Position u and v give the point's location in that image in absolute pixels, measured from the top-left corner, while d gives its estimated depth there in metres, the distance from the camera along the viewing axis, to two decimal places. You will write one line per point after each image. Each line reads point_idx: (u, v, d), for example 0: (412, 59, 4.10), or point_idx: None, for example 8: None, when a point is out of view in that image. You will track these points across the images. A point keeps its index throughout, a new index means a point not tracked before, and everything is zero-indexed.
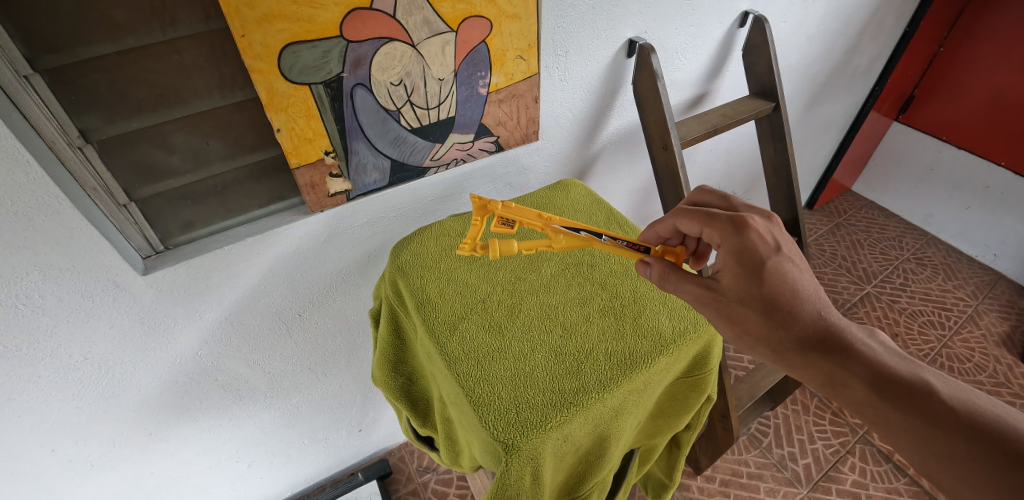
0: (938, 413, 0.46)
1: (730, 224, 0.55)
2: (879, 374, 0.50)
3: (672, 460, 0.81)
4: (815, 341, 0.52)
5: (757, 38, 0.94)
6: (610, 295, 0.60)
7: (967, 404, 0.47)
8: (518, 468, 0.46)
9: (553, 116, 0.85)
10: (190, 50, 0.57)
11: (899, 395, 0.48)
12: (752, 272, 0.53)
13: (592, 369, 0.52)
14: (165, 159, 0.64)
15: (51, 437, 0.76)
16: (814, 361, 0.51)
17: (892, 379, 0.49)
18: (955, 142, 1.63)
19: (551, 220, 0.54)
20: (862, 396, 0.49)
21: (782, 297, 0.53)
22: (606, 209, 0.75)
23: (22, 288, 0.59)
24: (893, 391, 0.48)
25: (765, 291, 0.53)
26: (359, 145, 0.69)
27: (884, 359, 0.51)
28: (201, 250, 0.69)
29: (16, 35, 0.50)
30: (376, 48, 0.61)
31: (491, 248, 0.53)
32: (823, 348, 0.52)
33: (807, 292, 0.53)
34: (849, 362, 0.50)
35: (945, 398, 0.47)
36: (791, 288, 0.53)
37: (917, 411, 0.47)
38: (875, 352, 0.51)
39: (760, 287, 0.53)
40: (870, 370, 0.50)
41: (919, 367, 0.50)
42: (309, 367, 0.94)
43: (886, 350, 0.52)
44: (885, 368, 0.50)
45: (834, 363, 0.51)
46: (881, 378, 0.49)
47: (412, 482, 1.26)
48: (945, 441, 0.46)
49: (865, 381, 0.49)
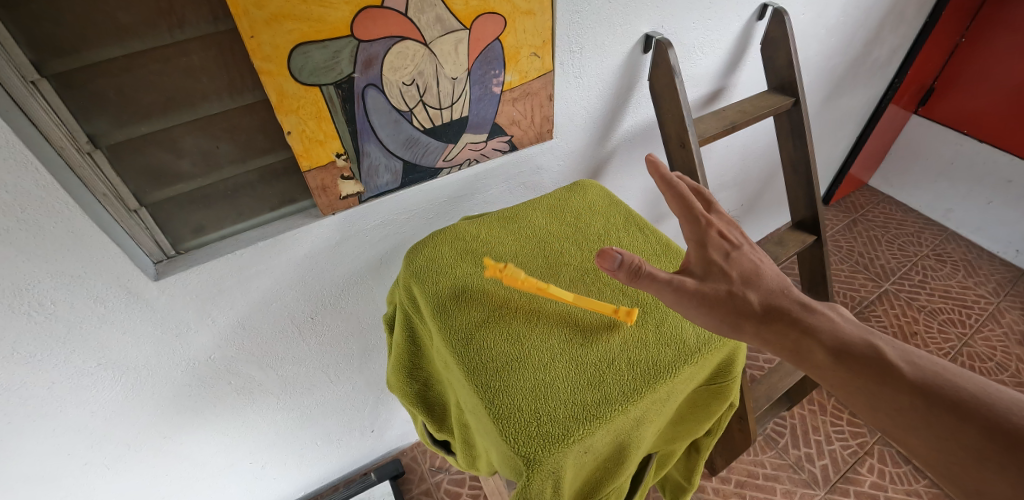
0: (890, 374, 0.48)
1: (699, 222, 0.57)
2: (838, 341, 0.51)
3: (691, 463, 0.80)
4: (779, 310, 0.53)
5: (776, 31, 0.91)
6: (632, 301, 0.57)
7: (913, 363, 0.48)
8: (540, 482, 0.45)
9: (567, 114, 0.83)
10: (199, 52, 0.56)
11: (858, 360, 0.49)
12: (725, 263, 0.55)
13: (614, 378, 0.50)
14: (175, 163, 0.63)
15: (67, 442, 0.76)
16: (781, 330, 0.52)
17: (850, 344, 0.50)
18: (976, 135, 1.60)
19: (547, 288, 0.54)
20: (821, 360, 0.51)
21: (747, 281, 0.54)
22: (626, 211, 0.69)
23: (34, 295, 0.58)
24: (850, 355, 0.50)
25: (733, 277, 0.54)
26: (371, 147, 0.68)
27: (842, 327, 0.52)
28: (213, 255, 0.68)
29: (22, 39, 0.49)
30: (387, 47, 0.60)
31: (501, 268, 0.54)
32: (787, 317, 0.52)
33: (768, 274, 0.56)
34: (810, 329, 0.51)
35: (894, 360, 0.48)
36: (756, 275, 0.55)
37: (870, 372, 0.48)
38: (832, 321, 0.52)
39: (729, 274, 0.55)
40: (830, 337, 0.51)
41: (873, 334, 0.51)
42: (322, 368, 0.94)
43: (844, 319, 0.53)
44: (844, 335, 0.51)
45: (798, 331, 0.52)
46: (840, 344, 0.50)
47: (425, 482, 1.25)
48: (890, 394, 0.47)
49: (826, 347, 0.50)
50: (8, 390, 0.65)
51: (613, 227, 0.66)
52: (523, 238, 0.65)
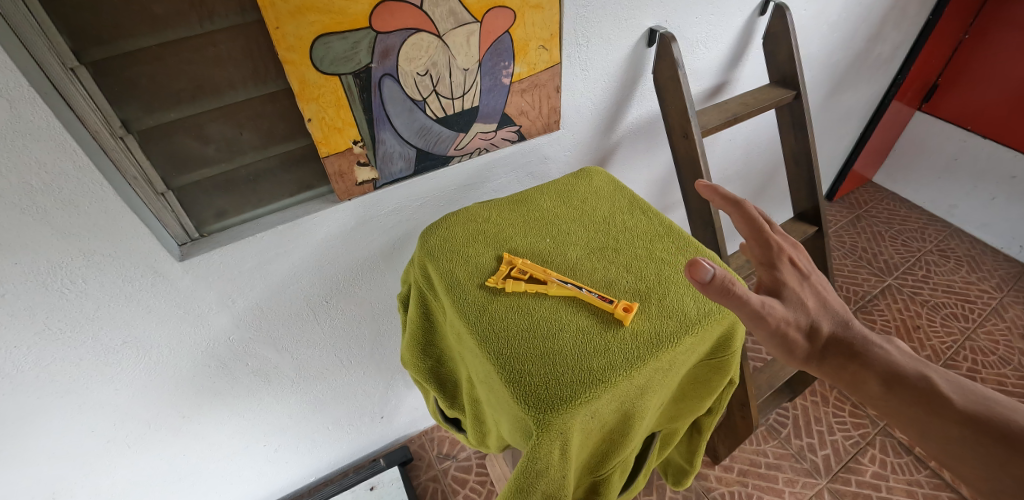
0: (940, 405, 0.51)
1: (771, 246, 0.57)
2: (892, 371, 0.54)
3: (693, 445, 0.82)
4: (839, 343, 0.55)
5: (778, 26, 0.93)
6: (635, 277, 0.60)
7: (963, 393, 0.52)
8: (549, 442, 0.48)
9: (574, 105, 0.85)
10: (226, 42, 0.60)
11: (911, 392, 0.52)
12: (798, 291, 0.56)
13: (618, 346, 0.52)
14: (201, 149, 0.66)
15: (92, 418, 0.79)
16: (839, 363, 0.55)
17: (904, 376, 0.53)
18: (980, 131, 1.61)
19: (551, 273, 0.58)
20: (875, 391, 0.54)
21: (816, 310, 0.56)
22: (630, 195, 0.71)
23: (67, 273, 0.62)
24: (903, 385, 0.53)
25: (807, 306, 0.56)
26: (386, 134, 0.71)
27: (896, 358, 0.55)
28: (234, 238, 0.71)
29: (64, 29, 0.52)
30: (403, 39, 0.63)
31: (517, 263, 0.59)
32: (846, 351, 0.55)
33: (834, 303, 0.58)
34: (867, 361, 0.54)
35: (946, 393, 0.52)
36: (825, 305, 0.57)
37: (922, 403, 0.52)
38: (888, 353, 0.55)
39: (802, 302, 0.56)
40: (884, 368, 0.54)
41: (927, 367, 0.54)
42: (335, 353, 0.97)
43: (898, 350, 0.56)
44: (898, 367, 0.54)
45: (855, 364, 0.54)
46: (893, 375, 0.53)
47: (432, 469, 1.28)
48: (939, 424, 0.51)
49: (880, 378, 0.53)
50: (40, 366, 0.68)
51: (618, 210, 0.69)
52: (532, 220, 0.67)
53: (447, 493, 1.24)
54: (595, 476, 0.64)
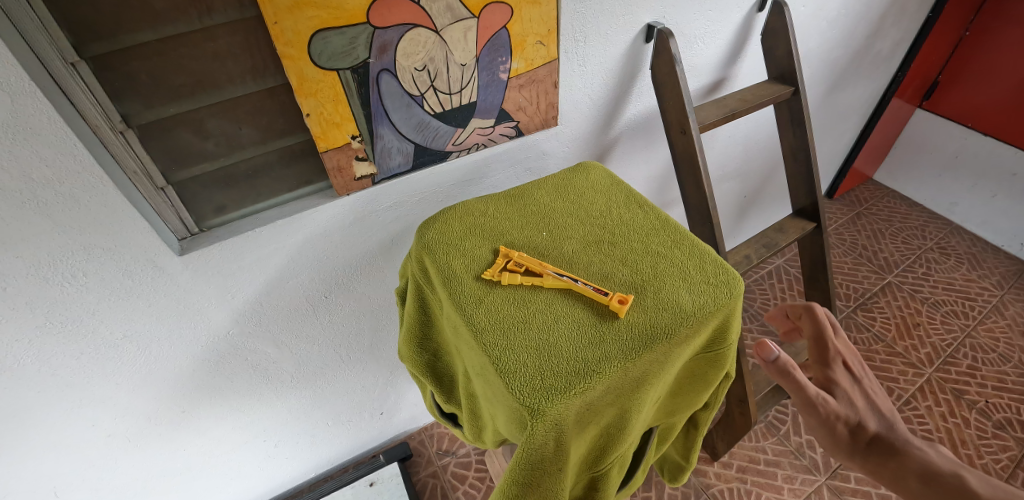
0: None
1: (831, 352, 0.68)
2: (929, 471, 0.57)
3: (690, 440, 0.83)
4: (877, 440, 0.61)
5: (776, 22, 0.93)
6: (631, 271, 0.60)
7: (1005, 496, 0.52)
8: (543, 433, 0.48)
9: (572, 101, 0.86)
10: (225, 37, 0.60)
11: (946, 489, 0.55)
12: (849, 391, 0.65)
13: (613, 338, 0.53)
14: (200, 144, 0.67)
15: (94, 412, 0.80)
16: (879, 460, 0.60)
17: (942, 476, 0.56)
18: (981, 129, 1.61)
19: (546, 266, 0.58)
20: (912, 488, 0.57)
21: (864, 410, 0.63)
22: (627, 190, 0.72)
23: (68, 267, 0.62)
24: (938, 483, 0.56)
25: (855, 405, 0.63)
26: (384, 130, 0.71)
27: (937, 463, 0.58)
28: (233, 232, 0.71)
29: (64, 24, 0.53)
30: (401, 34, 0.63)
31: (513, 256, 0.60)
32: (883, 446, 0.61)
33: (883, 409, 0.64)
34: (903, 458, 0.59)
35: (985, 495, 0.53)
36: (873, 408, 0.64)
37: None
38: (929, 457, 0.58)
39: (851, 401, 0.64)
40: (920, 466, 0.58)
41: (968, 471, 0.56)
42: (334, 348, 0.97)
43: (942, 456, 0.59)
44: (936, 468, 0.57)
45: (893, 462, 0.59)
46: (930, 474, 0.57)
47: (432, 465, 1.29)
48: None
49: (916, 475, 0.57)
50: (42, 360, 0.69)
51: (615, 204, 0.69)
52: (528, 214, 0.68)
53: (446, 489, 1.25)
54: (594, 472, 0.64)
